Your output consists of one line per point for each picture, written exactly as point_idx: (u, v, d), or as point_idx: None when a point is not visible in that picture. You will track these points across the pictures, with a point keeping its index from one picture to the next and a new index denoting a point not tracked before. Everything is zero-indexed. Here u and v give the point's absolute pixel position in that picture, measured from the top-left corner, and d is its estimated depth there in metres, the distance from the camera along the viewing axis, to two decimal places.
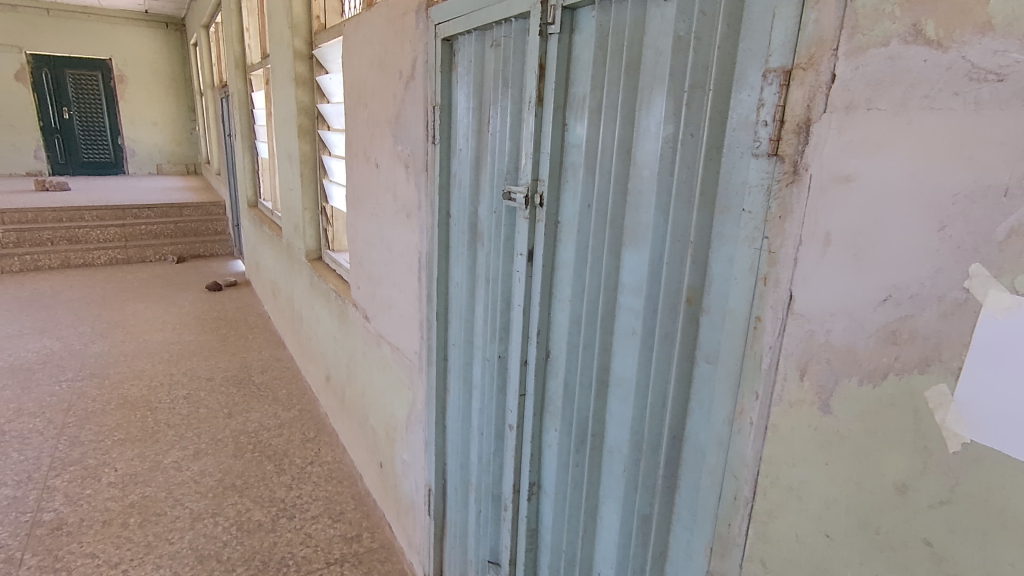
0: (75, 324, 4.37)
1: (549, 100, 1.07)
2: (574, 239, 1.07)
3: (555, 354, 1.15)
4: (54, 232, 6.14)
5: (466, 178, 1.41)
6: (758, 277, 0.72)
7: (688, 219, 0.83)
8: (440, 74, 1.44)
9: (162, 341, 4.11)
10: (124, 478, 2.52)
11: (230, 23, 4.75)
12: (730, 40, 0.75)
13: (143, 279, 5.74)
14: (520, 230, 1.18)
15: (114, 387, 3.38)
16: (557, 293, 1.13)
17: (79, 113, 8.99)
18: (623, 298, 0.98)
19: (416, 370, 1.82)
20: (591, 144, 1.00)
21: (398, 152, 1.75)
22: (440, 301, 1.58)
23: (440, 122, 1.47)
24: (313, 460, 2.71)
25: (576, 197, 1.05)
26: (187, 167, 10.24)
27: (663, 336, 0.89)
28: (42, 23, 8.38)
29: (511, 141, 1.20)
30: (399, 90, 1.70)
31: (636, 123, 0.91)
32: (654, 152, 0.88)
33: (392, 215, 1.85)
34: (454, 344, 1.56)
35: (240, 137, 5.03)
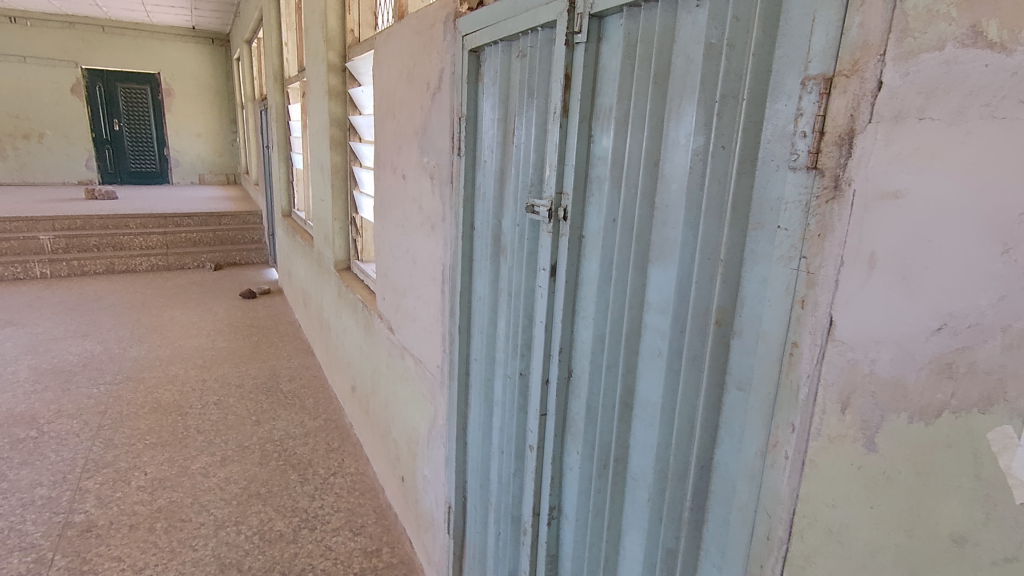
0: (115, 328, 4.53)
1: (574, 111, 1.03)
2: (599, 255, 1.03)
3: (578, 373, 1.11)
4: (101, 238, 6.40)
5: (491, 191, 1.38)
6: (795, 299, 0.67)
7: (719, 236, 0.78)
8: (466, 85, 1.43)
9: (196, 346, 4.21)
10: (153, 482, 2.56)
11: (270, 38, 4.90)
12: (765, 46, 0.70)
13: (182, 285, 5.92)
14: (543, 244, 1.15)
15: (149, 391, 3.47)
16: (581, 310, 1.09)
17: (129, 125, 9.40)
18: (648, 317, 0.93)
19: (438, 384, 1.80)
20: (617, 156, 0.96)
21: (424, 164, 1.74)
22: (463, 314, 1.56)
23: (465, 134, 1.45)
24: (336, 470, 2.72)
25: (601, 210, 1.01)
26: (227, 177, 10.57)
27: (691, 358, 0.84)
28: (98, 40, 8.80)
29: (535, 153, 1.17)
30: (426, 102, 1.69)
31: (664, 133, 0.87)
32: (683, 164, 0.83)
33: (417, 227, 1.85)
34: (476, 359, 1.54)
35: (276, 148, 5.15)
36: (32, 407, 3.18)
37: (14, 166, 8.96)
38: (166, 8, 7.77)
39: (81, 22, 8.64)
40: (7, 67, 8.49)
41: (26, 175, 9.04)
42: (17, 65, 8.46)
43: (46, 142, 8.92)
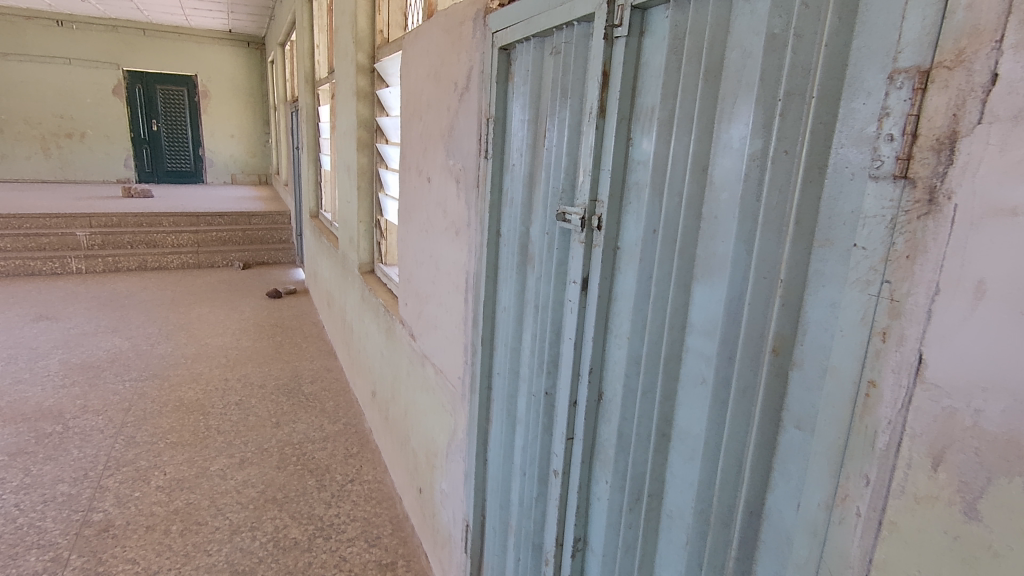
0: (144, 324, 4.59)
1: (612, 111, 0.95)
2: (635, 269, 0.94)
3: (609, 396, 1.02)
4: (135, 235, 6.54)
5: (518, 196, 1.30)
6: (873, 331, 0.57)
7: (778, 253, 0.69)
8: (495, 84, 1.36)
9: (221, 345, 4.23)
10: (172, 482, 2.56)
11: (303, 41, 4.93)
12: (840, 36, 0.61)
13: (211, 283, 5.99)
14: (574, 255, 1.06)
15: (172, 389, 3.48)
16: (614, 328, 1.01)
17: (166, 125, 9.62)
18: (691, 338, 0.84)
19: (458, 396, 1.72)
20: (659, 160, 0.87)
21: (450, 167, 1.67)
22: (486, 326, 1.48)
23: (493, 136, 1.38)
24: (353, 478, 2.67)
25: (640, 220, 0.92)
26: (259, 177, 10.74)
27: (741, 389, 0.75)
28: (139, 42, 9.03)
29: (566, 158, 1.09)
30: (453, 103, 1.63)
31: (714, 135, 0.78)
32: (735, 171, 0.74)
33: (441, 232, 1.78)
34: (498, 373, 1.46)
35: (306, 150, 5.17)
36: (59, 401, 3.22)
37: (57, 164, 9.26)
38: (204, 11, 7.92)
39: (124, 25, 8.87)
40: (53, 68, 8.78)
41: (67, 173, 9.33)
42: (63, 66, 8.74)
43: (87, 141, 9.19)
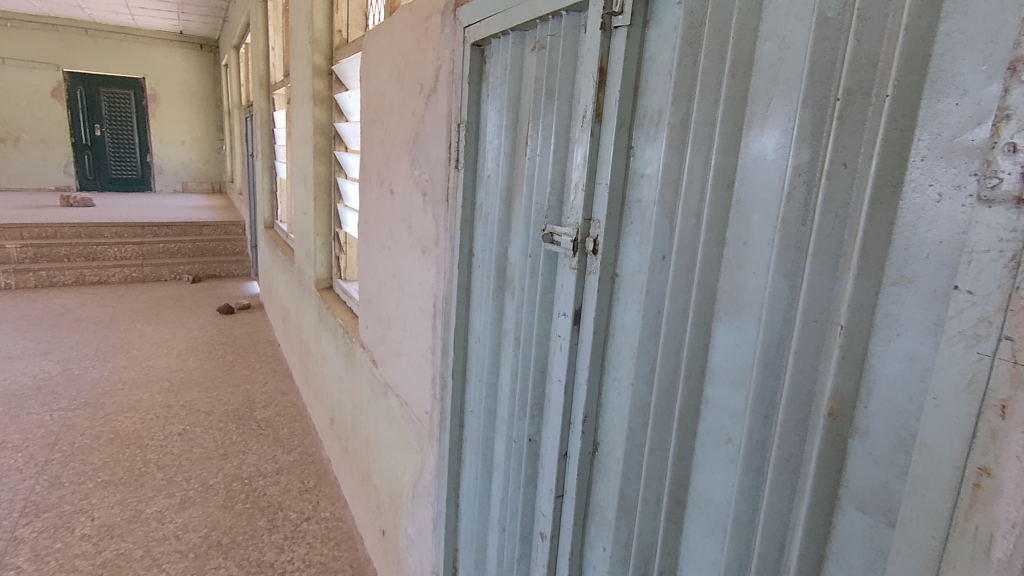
0: (78, 346, 4.21)
1: (611, 115, 0.80)
2: (640, 301, 0.79)
3: (606, 449, 0.87)
4: (73, 247, 6.08)
5: (495, 213, 1.15)
6: (985, 403, 0.43)
7: (835, 292, 0.55)
8: (467, 85, 1.20)
9: (165, 367, 3.92)
10: (101, 530, 2.28)
11: (258, 43, 4.67)
12: (925, 17, 0.47)
13: (156, 298, 5.61)
14: (563, 284, 0.91)
15: (107, 420, 3.17)
16: (612, 369, 0.86)
17: (110, 130, 9.08)
18: (711, 387, 0.70)
19: (426, 433, 1.55)
20: (668, 174, 0.73)
21: (415, 177, 1.50)
22: (457, 357, 1.32)
23: (466, 143, 1.22)
24: (309, 516, 2.44)
25: (645, 244, 0.78)
26: (212, 185, 10.28)
27: (782, 457, 0.61)
28: (80, 42, 8.50)
29: (553, 171, 0.94)
30: (419, 106, 1.46)
31: (741, 143, 0.64)
32: (773, 186, 0.60)
33: (406, 250, 1.60)
34: (472, 411, 1.29)
35: (260, 157, 4.89)
36: None
37: None
38: (152, 11, 7.52)
39: (64, 23, 8.36)
40: None
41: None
42: None
43: (22, 146, 8.58)
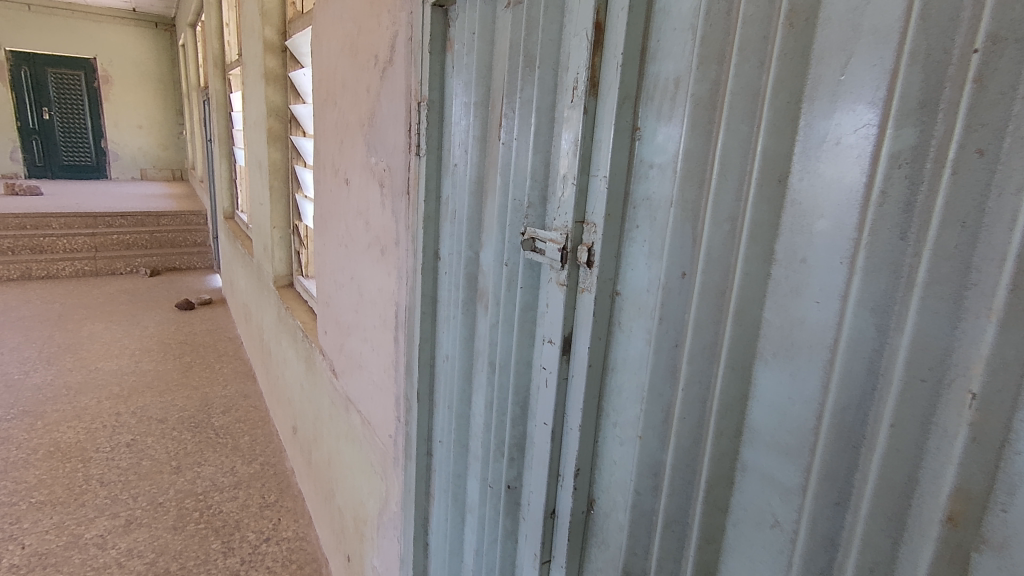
0: (20, 347, 3.89)
1: (611, 86, 0.62)
2: (649, 331, 0.61)
3: (605, 510, 0.69)
4: (16, 240, 5.64)
5: (463, 210, 0.95)
6: None
7: (959, 344, 0.37)
8: (428, 54, 0.99)
9: (115, 370, 3.63)
10: (31, 560, 2.04)
11: (211, 19, 4.33)
12: None
13: (109, 294, 5.26)
14: (549, 302, 0.72)
15: (47, 431, 2.89)
16: (612, 412, 0.68)
17: (59, 114, 8.53)
18: (750, 452, 0.52)
19: (390, 460, 1.36)
20: (691, 164, 0.55)
21: (371, 166, 1.29)
22: (422, 378, 1.13)
23: (428, 126, 1.02)
24: (269, 536, 2.23)
25: (656, 257, 0.60)
26: (173, 172, 9.80)
27: (864, 564, 0.44)
28: (22, 19, 7.94)
29: (534, 158, 0.75)
30: (374, 81, 1.24)
31: (802, 122, 0.46)
32: (852, 180, 0.42)
33: (364, 250, 1.39)
34: (441, 441, 1.11)
35: (219, 142, 4.58)
36: None
37: None
38: None
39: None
40: None
41: None
42: None
43: None
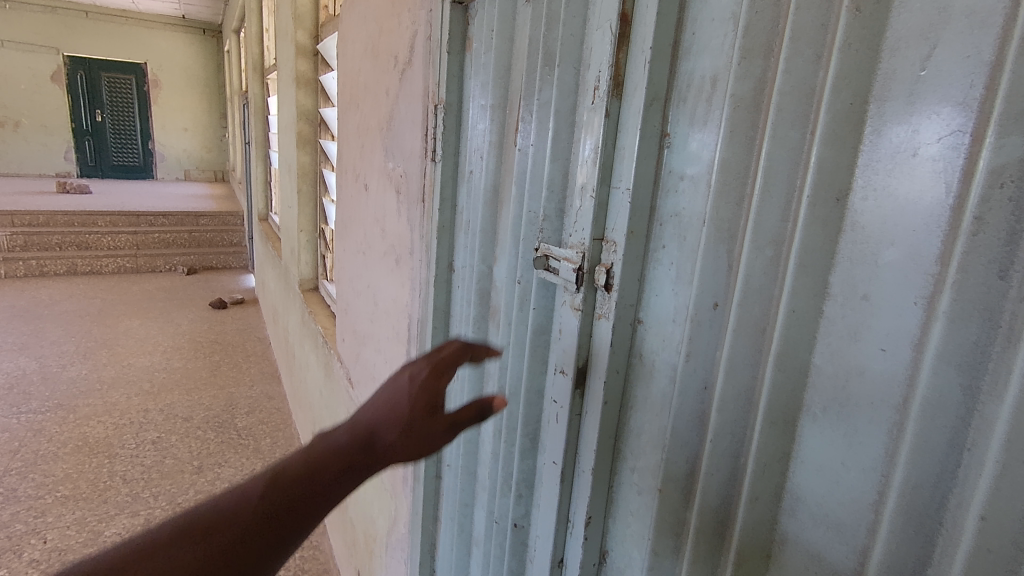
0: (59, 341, 4.00)
1: (638, 85, 0.54)
2: (674, 367, 0.53)
3: (619, 565, 0.61)
4: (63, 236, 5.85)
5: (477, 220, 0.88)
6: None
7: None
8: (447, 55, 0.93)
9: (146, 367, 3.70)
10: (51, 555, 2.06)
11: (252, 25, 4.41)
12: None
13: (147, 291, 5.40)
14: (562, 327, 0.65)
15: (78, 425, 2.94)
16: (629, 455, 0.60)
17: (111, 116, 8.87)
18: (792, 522, 0.44)
19: (399, 479, 1.30)
20: (728, 177, 0.47)
21: (389, 171, 1.24)
22: None
23: (445, 130, 0.95)
24: None
25: (684, 283, 0.52)
26: (215, 174, 10.09)
27: None
28: (80, 25, 8.29)
29: (551, 167, 0.67)
30: (393, 83, 1.18)
31: (869, 128, 0.37)
32: (935, 201, 0.34)
33: (380, 258, 1.34)
34: (449, 465, 1.04)
35: (255, 145, 4.66)
36: None
37: None
38: None
39: (64, 5, 8.18)
40: None
41: None
42: None
43: (21, 131, 8.37)
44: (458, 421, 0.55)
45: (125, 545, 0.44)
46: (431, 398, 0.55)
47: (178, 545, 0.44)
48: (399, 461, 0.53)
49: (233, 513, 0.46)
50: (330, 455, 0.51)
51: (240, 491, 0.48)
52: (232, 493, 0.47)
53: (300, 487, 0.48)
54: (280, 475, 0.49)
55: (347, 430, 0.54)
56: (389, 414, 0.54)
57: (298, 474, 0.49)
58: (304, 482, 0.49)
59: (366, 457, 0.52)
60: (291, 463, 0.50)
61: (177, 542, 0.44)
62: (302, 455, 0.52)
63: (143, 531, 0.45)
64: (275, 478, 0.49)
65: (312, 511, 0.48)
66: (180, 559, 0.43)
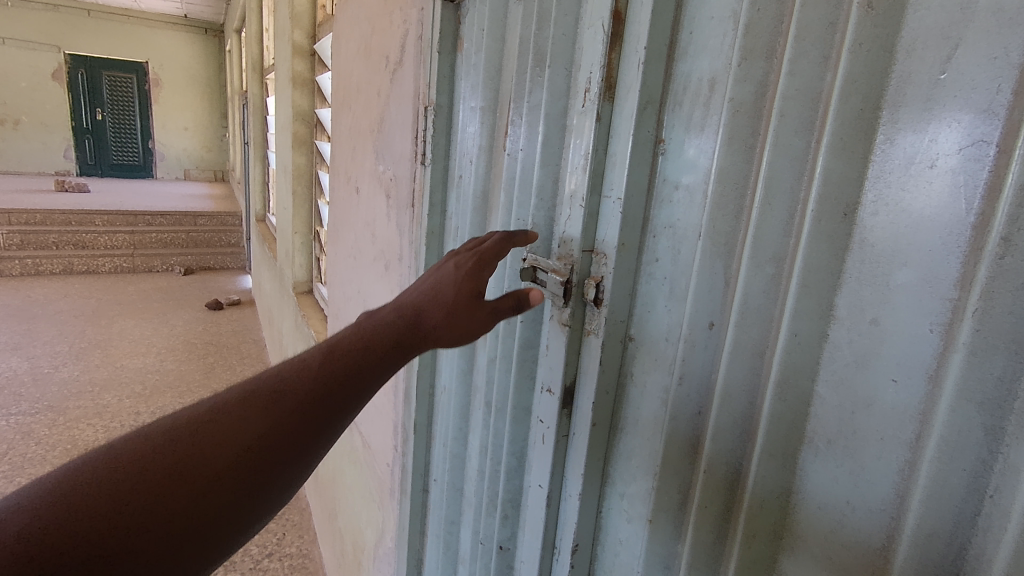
0: (52, 341, 3.96)
1: (630, 86, 0.51)
2: (666, 390, 0.50)
3: None
4: (60, 235, 5.82)
5: (466, 227, 0.85)
6: None
7: None
8: (437, 55, 0.90)
9: (140, 368, 3.66)
10: None
11: (252, 25, 4.39)
12: None
13: (143, 291, 5.36)
14: (549, 345, 0.61)
15: (68, 427, 2.91)
16: (618, 481, 0.56)
17: (111, 115, 8.85)
18: (790, 563, 0.41)
19: (387, 491, 1.26)
20: (725, 187, 0.43)
21: (379, 175, 1.21)
22: (420, 408, 1.03)
23: (435, 133, 0.92)
24: (272, 552, 2.16)
25: (677, 298, 0.48)
26: (215, 173, 10.08)
27: None
28: (82, 23, 8.28)
29: (540, 173, 0.64)
30: (384, 84, 1.15)
31: (881, 137, 0.34)
32: (955, 219, 0.30)
33: (370, 263, 1.30)
34: (437, 479, 1.00)
35: (254, 146, 4.63)
36: None
37: None
38: None
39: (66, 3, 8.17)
40: None
41: None
42: None
43: (21, 129, 8.35)
44: (499, 309, 0.59)
45: (193, 408, 0.48)
46: (475, 284, 0.59)
47: (245, 405, 0.47)
48: (443, 340, 0.56)
49: (295, 379, 0.49)
50: (379, 332, 0.54)
51: (298, 362, 0.51)
52: (292, 364, 0.51)
53: (352, 358, 0.52)
54: (336, 348, 0.52)
55: (394, 309, 0.57)
56: (434, 297, 0.58)
57: (352, 347, 0.53)
58: (358, 355, 0.52)
59: (414, 335, 0.56)
60: (343, 338, 0.53)
61: (245, 402, 0.47)
62: (352, 330, 0.55)
63: (209, 397, 0.49)
64: (330, 349, 0.52)
65: (367, 380, 0.52)
66: (256, 422, 0.46)
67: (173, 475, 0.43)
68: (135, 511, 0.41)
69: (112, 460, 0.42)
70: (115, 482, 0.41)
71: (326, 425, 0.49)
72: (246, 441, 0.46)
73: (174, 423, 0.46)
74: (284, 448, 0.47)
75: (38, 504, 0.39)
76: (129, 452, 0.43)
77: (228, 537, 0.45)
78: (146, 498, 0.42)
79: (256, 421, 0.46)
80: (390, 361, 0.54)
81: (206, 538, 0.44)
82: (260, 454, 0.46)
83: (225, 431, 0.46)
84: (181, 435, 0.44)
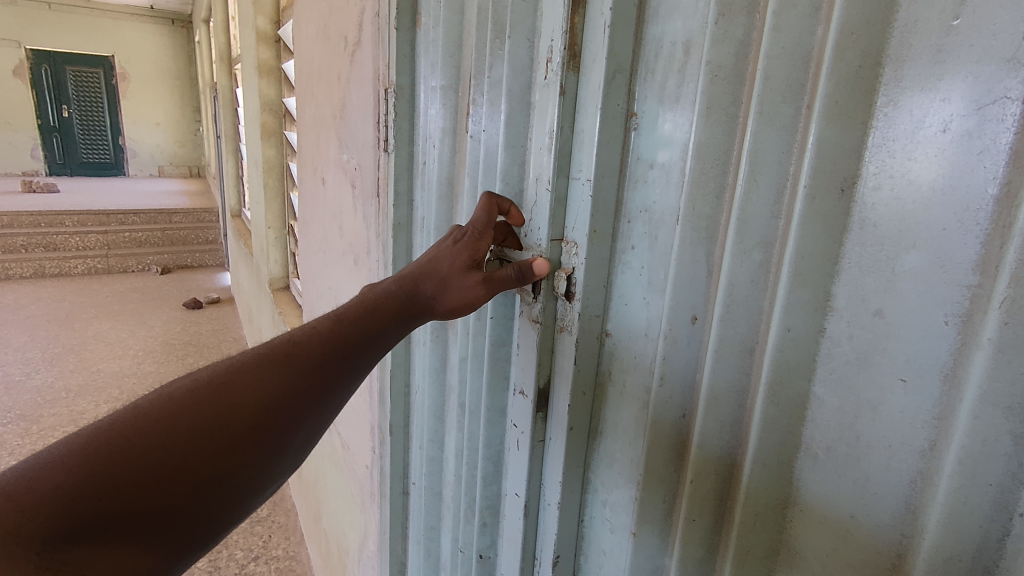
0: (25, 348, 3.84)
1: (596, 54, 0.45)
2: (647, 390, 0.45)
3: None
4: (29, 237, 5.63)
5: (432, 217, 0.79)
6: None
7: None
8: (395, 32, 0.83)
9: (117, 372, 3.57)
10: None
11: (218, 14, 4.23)
12: None
13: (119, 292, 5.22)
14: (521, 342, 0.56)
15: (42, 436, 2.82)
16: (600, 488, 0.52)
17: (78, 111, 8.57)
18: None
19: (367, 494, 1.21)
20: (704, 165, 0.38)
21: (344, 164, 1.14)
22: (396, 409, 0.98)
23: (397, 116, 0.86)
24: (258, 555, 2.11)
25: (657, 289, 0.43)
26: (190, 169, 9.84)
27: None
28: (42, 16, 7.98)
29: (505, 157, 0.59)
30: (344, 66, 1.08)
31: (883, 98, 0.29)
32: (974, 191, 0.26)
33: (339, 257, 1.24)
34: (415, 483, 0.95)
35: (225, 139, 4.49)
36: None
37: None
38: None
39: None
40: None
41: None
42: None
43: None
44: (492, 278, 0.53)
45: (210, 367, 0.48)
46: (474, 253, 0.55)
47: (263, 365, 0.49)
48: (440, 309, 0.57)
49: (305, 343, 0.52)
50: (382, 301, 0.56)
51: (306, 329, 0.53)
52: (303, 331, 0.53)
53: (359, 327, 0.55)
54: (342, 318, 0.55)
55: (394, 280, 0.58)
56: (431, 267, 0.57)
57: (356, 318, 0.55)
58: (362, 325, 0.55)
59: (411, 307, 0.57)
60: (349, 309, 0.56)
61: (264, 359, 0.49)
62: (356, 303, 0.57)
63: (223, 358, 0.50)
64: (337, 319, 0.55)
65: (366, 349, 0.55)
66: (275, 380, 0.48)
67: (204, 429, 0.44)
68: (172, 454, 0.42)
69: (142, 413, 0.42)
70: (150, 435, 0.41)
71: (333, 388, 0.52)
72: (266, 397, 0.48)
73: (198, 380, 0.46)
74: (297, 409, 0.50)
75: (69, 460, 0.38)
76: (159, 404, 0.43)
77: (246, 487, 0.47)
78: (181, 441, 0.42)
79: (276, 378, 0.49)
80: (391, 329, 0.56)
81: (231, 483, 0.45)
82: (279, 412, 0.48)
83: (249, 387, 0.47)
84: (209, 386, 0.45)
